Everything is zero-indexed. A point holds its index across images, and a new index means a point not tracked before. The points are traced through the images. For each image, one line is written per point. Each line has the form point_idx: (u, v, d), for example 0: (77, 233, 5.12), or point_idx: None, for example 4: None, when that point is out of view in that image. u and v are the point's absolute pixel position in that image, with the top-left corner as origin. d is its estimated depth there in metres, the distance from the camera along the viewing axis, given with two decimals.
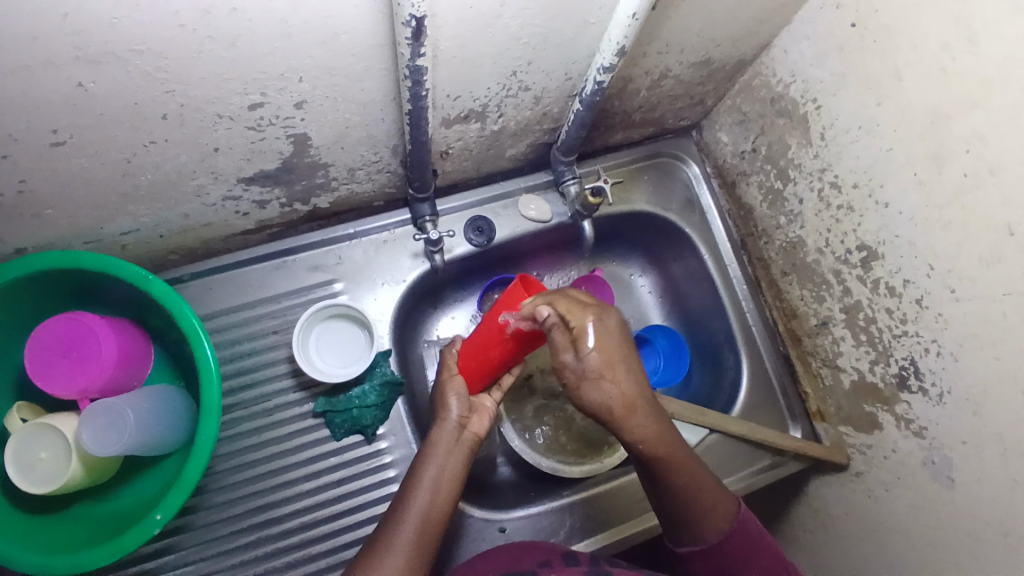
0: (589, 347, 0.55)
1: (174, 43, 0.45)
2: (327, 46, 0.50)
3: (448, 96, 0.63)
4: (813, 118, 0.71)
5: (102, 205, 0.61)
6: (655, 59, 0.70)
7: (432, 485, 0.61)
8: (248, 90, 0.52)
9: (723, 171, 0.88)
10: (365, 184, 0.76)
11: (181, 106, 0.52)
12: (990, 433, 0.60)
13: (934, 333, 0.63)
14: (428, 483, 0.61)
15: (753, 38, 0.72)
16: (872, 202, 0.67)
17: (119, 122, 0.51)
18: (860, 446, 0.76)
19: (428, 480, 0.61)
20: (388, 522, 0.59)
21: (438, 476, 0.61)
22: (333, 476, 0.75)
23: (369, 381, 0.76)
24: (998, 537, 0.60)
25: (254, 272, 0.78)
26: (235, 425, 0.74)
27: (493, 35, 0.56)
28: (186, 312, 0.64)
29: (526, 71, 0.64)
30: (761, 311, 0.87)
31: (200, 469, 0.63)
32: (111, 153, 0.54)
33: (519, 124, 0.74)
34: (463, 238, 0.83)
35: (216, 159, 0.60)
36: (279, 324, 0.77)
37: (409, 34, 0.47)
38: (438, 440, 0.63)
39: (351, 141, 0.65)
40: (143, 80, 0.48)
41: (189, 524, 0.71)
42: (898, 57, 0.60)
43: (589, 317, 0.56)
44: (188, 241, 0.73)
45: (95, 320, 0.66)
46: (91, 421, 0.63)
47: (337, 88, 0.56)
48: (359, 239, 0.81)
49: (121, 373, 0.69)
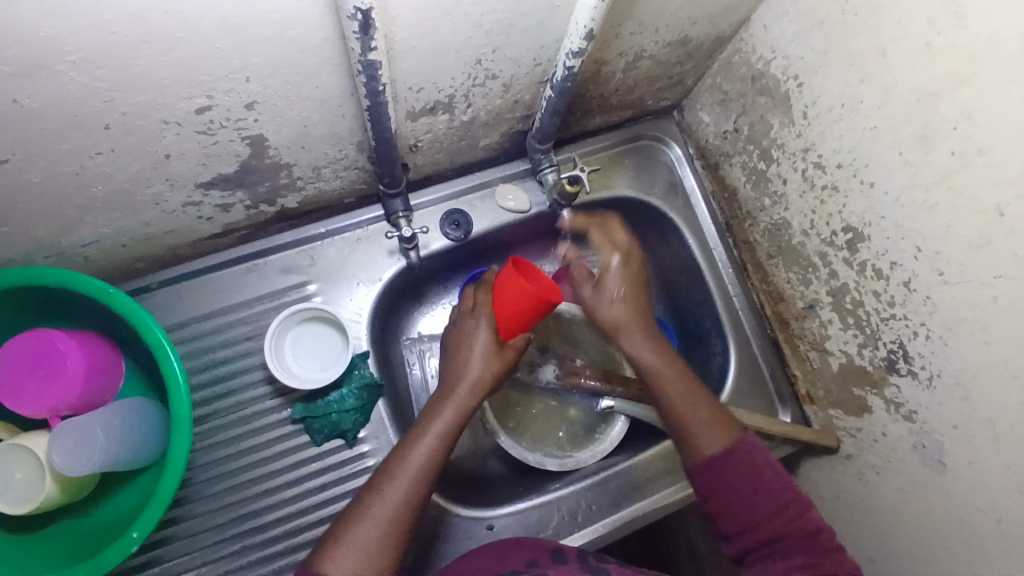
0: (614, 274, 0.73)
1: (108, 51, 0.42)
2: (274, 42, 0.47)
3: (410, 88, 0.60)
4: (795, 96, 0.68)
5: (58, 219, 0.58)
6: (629, 40, 0.66)
7: (433, 441, 0.62)
8: (193, 93, 0.49)
9: (706, 152, 0.86)
10: (334, 182, 0.73)
11: (124, 115, 0.49)
12: (980, 418, 0.58)
13: (923, 317, 0.61)
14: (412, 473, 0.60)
15: (730, 15, 0.69)
16: (857, 182, 0.64)
17: (63, 134, 0.48)
18: (850, 429, 0.75)
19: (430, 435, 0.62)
20: (375, 483, 0.60)
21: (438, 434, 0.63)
22: (314, 482, 0.73)
23: (347, 385, 0.74)
24: (992, 524, 0.58)
25: (225, 276, 0.75)
26: (212, 435, 0.73)
27: (454, 23, 0.53)
28: (149, 323, 0.62)
29: (492, 59, 0.61)
30: (748, 294, 0.86)
31: (175, 482, 0.62)
32: (59, 167, 0.52)
33: (491, 113, 0.71)
34: (439, 233, 0.80)
35: (170, 166, 0.57)
36: (252, 330, 0.75)
37: (357, 28, 0.44)
38: (448, 399, 0.65)
39: (313, 139, 0.62)
40: (81, 90, 0.45)
41: (171, 537, 0.70)
42: (881, 31, 0.57)
43: (615, 256, 0.74)
44: (154, 248, 0.70)
45: (59, 336, 0.64)
46: (62, 439, 0.62)
47: (291, 86, 0.53)
48: (332, 238, 0.78)
49: (93, 386, 0.67)
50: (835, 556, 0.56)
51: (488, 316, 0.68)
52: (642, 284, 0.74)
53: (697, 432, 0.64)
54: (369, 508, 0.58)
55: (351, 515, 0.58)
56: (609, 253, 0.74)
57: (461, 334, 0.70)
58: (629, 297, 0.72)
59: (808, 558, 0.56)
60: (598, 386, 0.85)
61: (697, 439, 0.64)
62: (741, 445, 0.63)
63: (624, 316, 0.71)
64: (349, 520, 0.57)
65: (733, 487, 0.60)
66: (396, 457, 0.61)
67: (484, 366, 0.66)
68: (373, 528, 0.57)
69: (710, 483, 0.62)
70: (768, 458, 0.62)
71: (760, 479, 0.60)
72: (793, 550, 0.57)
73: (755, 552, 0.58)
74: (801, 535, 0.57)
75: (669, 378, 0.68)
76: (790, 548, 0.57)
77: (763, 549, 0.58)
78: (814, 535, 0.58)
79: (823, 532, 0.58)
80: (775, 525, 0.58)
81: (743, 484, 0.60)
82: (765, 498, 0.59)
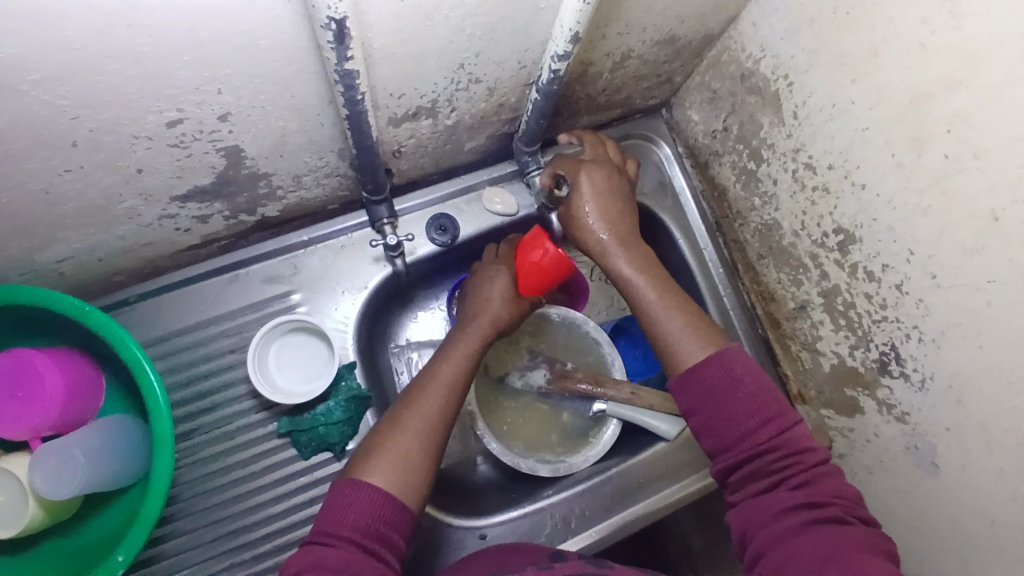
0: (580, 194, 0.72)
1: (70, 68, 0.40)
2: (244, 53, 0.45)
3: (391, 94, 0.58)
4: (785, 96, 0.67)
5: (29, 237, 0.56)
6: (615, 40, 0.65)
7: (460, 361, 0.68)
8: (163, 107, 0.47)
9: (695, 150, 0.84)
10: (315, 190, 0.71)
11: (91, 132, 0.47)
12: (974, 422, 0.57)
13: (915, 320, 0.61)
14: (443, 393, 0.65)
15: (719, 13, 0.68)
16: (849, 183, 0.64)
17: (28, 153, 0.46)
18: (842, 429, 0.74)
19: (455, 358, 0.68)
20: (409, 400, 0.65)
21: (463, 357, 0.68)
22: (303, 497, 0.71)
23: (333, 397, 0.73)
24: (985, 527, 0.58)
25: (205, 288, 0.73)
26: (196, 451, 0.71)
27: (434, 28, 0.51)
28: (128, 341, 0.60)
29: (475, 63, 0.59)
30: (738, 295, 0.85)
31: (160, 504, 0.61)
32: (26, 186, 0.50)
33: (475, 117, 0.69)
34: (426, 239, 0.79)
35: (142, 180, 0.55)
36: (236, 342, 0.73)
37: (332, 37, 0.42)
38: (472, 330, 0.71)
39: (291, 148, 0.60)
40: (44, 109, 0.43)
41: (158, 556, 0.68)
42: (874, 30, 0.56)
43: (580, 173, 0.72)
44: (132, 261, 0.68)
45: (34, 354, 0.62)
46: (42, 461, 0.61)
47: (266, 96, 0.51)
48: (315, 246, 0.76)
49: (74, 405, 0.66)
50: (817, 480, 0.56)
51: (508, 266, 0.74)
52: (618, 196, 0.73)
53: (685, 353, 0.64)
54: (404, 423, 0.62)
55: (387, 430, 0.62)
56: (574, 171, 0.73)
57: (480, 284, 0.74)
58: (604, 211, 0.71)
59: (791, 484, 0.56)
60: (589, 389, 0.84)
61: (678, 350, 0.65)
62: (726, 358, 0.62)
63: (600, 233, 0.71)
64: (385, 434, 0.62)
65: (711, 404, 0.60)
66: (426, 378, 0.66)
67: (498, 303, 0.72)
68: (409, 440, 0.61)
69: (691, 399, 0.62)
70: (752, 369, 0.62)
71: (737, 394, 0.60)
72: (775, 473, 0.57)
73: (738, 475, 0.58)
74: (780, 454, 0.57)
75: (641, 285, 0.68)
76: (772, 470, 0.57)
77: (744, 469, 0.58)
78: (794, 455, 0.57)
79: (804, 451, 0.57)
80: (753, 445, 0.58)
81: (720, 400, 0.60)
82: (748, 416, 0.59)
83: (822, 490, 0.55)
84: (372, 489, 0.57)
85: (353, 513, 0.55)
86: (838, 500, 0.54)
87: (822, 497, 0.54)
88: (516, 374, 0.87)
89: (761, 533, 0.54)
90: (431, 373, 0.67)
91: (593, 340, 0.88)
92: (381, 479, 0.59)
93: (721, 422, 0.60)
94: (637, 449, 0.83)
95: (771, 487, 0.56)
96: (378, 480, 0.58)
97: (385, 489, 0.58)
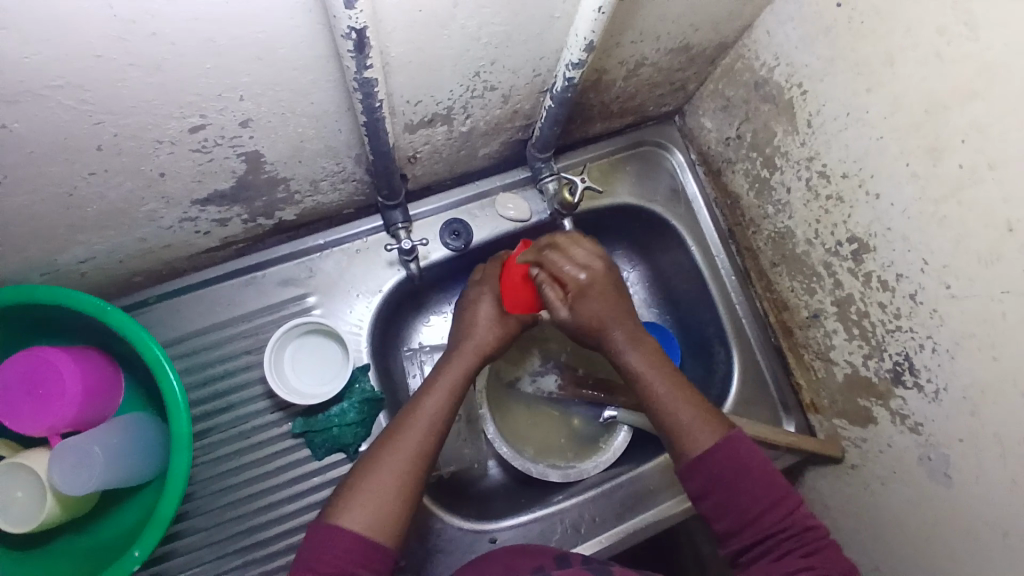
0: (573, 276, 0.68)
1: (93, 74, 0.41)
2: (262, 62, 0.46)
3: (408, 101, 0.59)
4: (800, 104, 0.67)
5: (51, 239, 0.58)
6: (629, 49, 0.65)
7: (445, 394, 0.67)
8: (185, 113, 0.48)
9: (708, 158, 0.85)
10: (332, 194, 0.72)
11: (114, 136, 0.48)
12: (988, 433, 0.57)
13: (929, 330, 0.60)
14: (422, 429, 0.63)
15: (734, 20, 0.68)
16: (863, 193, 0.63)
17: (51, 158, 0.48)
18: (855, 439, 0.74)
19: (439, 389, 0.67)
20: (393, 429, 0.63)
21: (449, 389, 0.67)
22: (316, 497, 0.72)
23: (347, 399, 0.74)
24: (999, 538, 0.57)
25: (222, 290, 0.75)
26: (213, 450, 0.72)
27: (449, 37, 0.52)
28: (147, 341, 0.62)
29: (490, 71, 0.60)
30: (751, 302, 0.84)
31: (175, 503, 0.62)
32: (50, 189, 0.51)
33: (490, 123, 0.70)
34: (439, 244, 0.79)
35: (164, 184, 0.57)
36: (252, 343, 0.74)
37: (352, 47, 0.43)
38: (455, 363, 0.70)
39: (309, 154, 0.62)
40: (68, 114, 0.44)
41: (172, 553, 0.70)
42: (889, 39, 0.56)
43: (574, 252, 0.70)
44: (151, 262, 0.70)
45: (56, 355, 0.63)
46: (61, 459, 0.62)
47: (284, 103, 0.52)
48: (330, 250, 0.77)
49: (91, 405, 0.67)
50: (822, 550, 0.57)
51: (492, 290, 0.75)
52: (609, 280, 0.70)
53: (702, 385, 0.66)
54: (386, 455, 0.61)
55: (369, 463, 0.60)
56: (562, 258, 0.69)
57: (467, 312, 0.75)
58: (599, 289, 0.69)
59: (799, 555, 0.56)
60: (599, 395, 0.86)
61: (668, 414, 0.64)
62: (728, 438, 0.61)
63: (595, 316, 0.68)
64: (367, 466, 0.60)
65: (720, 488, 0.59)
66: (409, 410, 0.65)
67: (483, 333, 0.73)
68: (389, 475, 0.59)
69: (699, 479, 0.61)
70: (751, 446, 0.61)
71: (748, 477, 0.59)
72: (783, 548, 0.57)
73: (749, 555, 0.58)
74: (787, 530, 0.57)
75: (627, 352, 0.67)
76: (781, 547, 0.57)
77: (754, 549, 0.57)
78: (800, 531, 0.57)
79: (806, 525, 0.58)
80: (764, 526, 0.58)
81: (731, 483, 0.59)
82: (755, 497, 0.58)
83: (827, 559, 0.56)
84: (350, 527, 0.55)
85: (332, 556, 0.53)
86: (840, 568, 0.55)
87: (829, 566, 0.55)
88: (527, 377, 0.88)
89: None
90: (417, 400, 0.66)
91: None
92: (358, 515, 0.56)
93: (725, 503, 0.59)
94: (648, 456, 0.83)
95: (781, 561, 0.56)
96: (355, 516, 0.56)
97: (361, 527, 0.56)
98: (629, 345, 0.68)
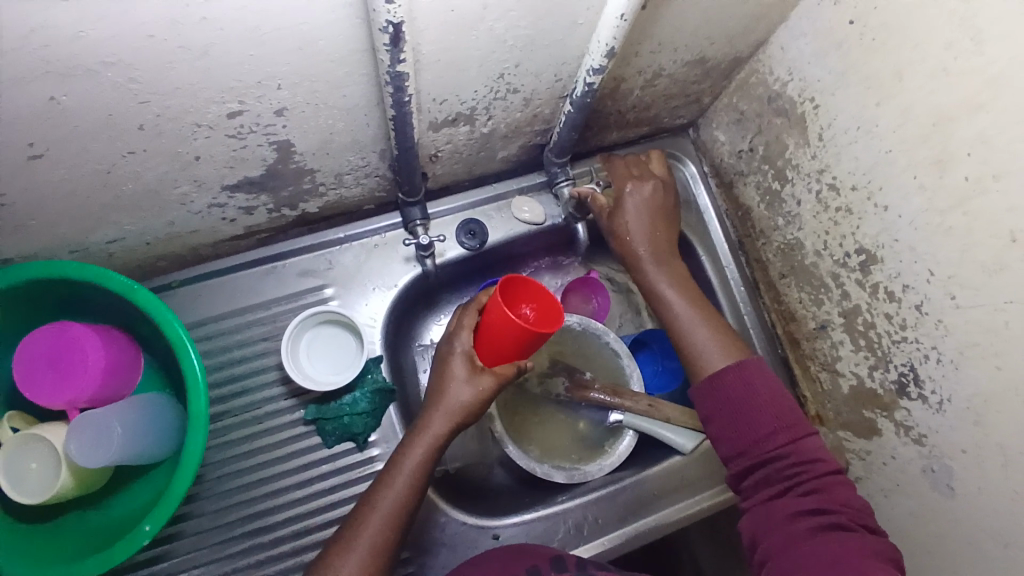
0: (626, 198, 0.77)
1: (143, 54, 0.44)
2: (301, 53, 0.49)
3: (434, 99, 0.61)
4: (811, 118, 0.69)
5: (85, 216, 0.60)
6: (647, 59, 0.68)
7: (413, 470, 0.63)
8: (224, 98, 0.51)
9: (720, 171, 0.87)
10: (354, 189, 0.75)
11: (156, 117, 0.51)
12: (991, 443, 0.57)
13: (934, 341, 0.61)
14: (385, 513, 0.60)
15: (748, 36, 0.70)
16: (871, 205, 0.65)
17: (95, 134, 0.50)
18: (859, 451, 0.74)
19: (406, 466, 0.63)
20: (361, 509, 0.61)
21: (418, 462, 0.63)
22: (324, 484, 0.74)
23: (359, 388, 0.75)
24: (1001, 550, 0.57)
25: (243, 278, 0.77)
26: (226, 433, 0.74)
27: (477, 38, 0.55)
28: (171, 320, 0.64)
29: (514, 74, 0.62)
30: (759, 313, 0.86)
31: (188, 480, 0.63)
32: (91, 165, 0.54)
33: (510, 126, 0.73)
34: (455, 242, 0.81)
35: (197, 168, 0.59)
36: (269, 330, 0.76)
37: (387, 40, 0.46)
38: (425, 433, 0.64)
39: (336, 147, 0.64)
40: (116, 92, 0.47)
41: (180, 533, 0.71)
42: (898, 55, 0.58)
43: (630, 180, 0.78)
44: (176, 247, 0.72)
45: (82, 331, 0.65)
46: (77, 433, 0.63)
47: (318, 94, 0.55)
48: (350, 243, 0.80)
49: (110, 382, 0.68)
50: (828, 488, 0.56)
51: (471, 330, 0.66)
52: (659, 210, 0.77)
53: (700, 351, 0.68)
54: (349, 541, 0.59)
55: (335, 547, 0.59)
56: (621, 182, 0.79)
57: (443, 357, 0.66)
58: (644, 211, 0.76)
59: (799, 492, 0.56)
60: (607, 399, 0.84)
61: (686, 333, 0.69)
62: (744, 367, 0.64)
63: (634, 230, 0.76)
64: (333, 551, 0.59)
65: (729, 411, 0.62)
66: (378, 486, 0.62)
67: (457, 394, 0.64)
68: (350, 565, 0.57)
69: (709, 406, 0.64)
70: (768, 380, 0.63)
71: (755, 403, 0.61)
72: (785, 478, 0.57)
73: (750, 482, 0.59)
74: (790, 461, 0.58)
75: (656, 278, 0.73)
76: (781, 477, 0.58)
77: (755, 475, 0.59)
78: (804, 464, 0.58)
79: (815, 461, 0.58)
80: (764, 451, 0.59)
81: (737, 408, 0.61)
82: (761, 419, 0.60)
83: (832, 498, 0.55)
84: None
85: None
86: (846, 510, 0.55)
87: (831, 505, 0.55)
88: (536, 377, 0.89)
89: (771, 541, 0.55)
90: (386, 473, 0.63)
91: (612, 351, 0.88)
92: None
93: (727, 424, 0.61)
94: (652, 461, 0.84)
95: (781, 493, 0.57)
96: None
97: None
98: (661, 275, 0.74)
